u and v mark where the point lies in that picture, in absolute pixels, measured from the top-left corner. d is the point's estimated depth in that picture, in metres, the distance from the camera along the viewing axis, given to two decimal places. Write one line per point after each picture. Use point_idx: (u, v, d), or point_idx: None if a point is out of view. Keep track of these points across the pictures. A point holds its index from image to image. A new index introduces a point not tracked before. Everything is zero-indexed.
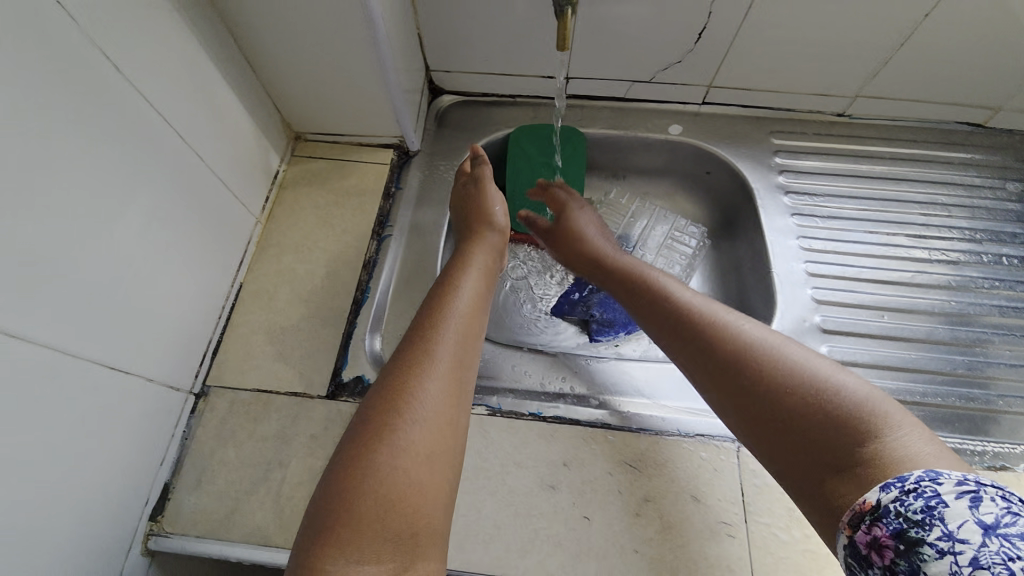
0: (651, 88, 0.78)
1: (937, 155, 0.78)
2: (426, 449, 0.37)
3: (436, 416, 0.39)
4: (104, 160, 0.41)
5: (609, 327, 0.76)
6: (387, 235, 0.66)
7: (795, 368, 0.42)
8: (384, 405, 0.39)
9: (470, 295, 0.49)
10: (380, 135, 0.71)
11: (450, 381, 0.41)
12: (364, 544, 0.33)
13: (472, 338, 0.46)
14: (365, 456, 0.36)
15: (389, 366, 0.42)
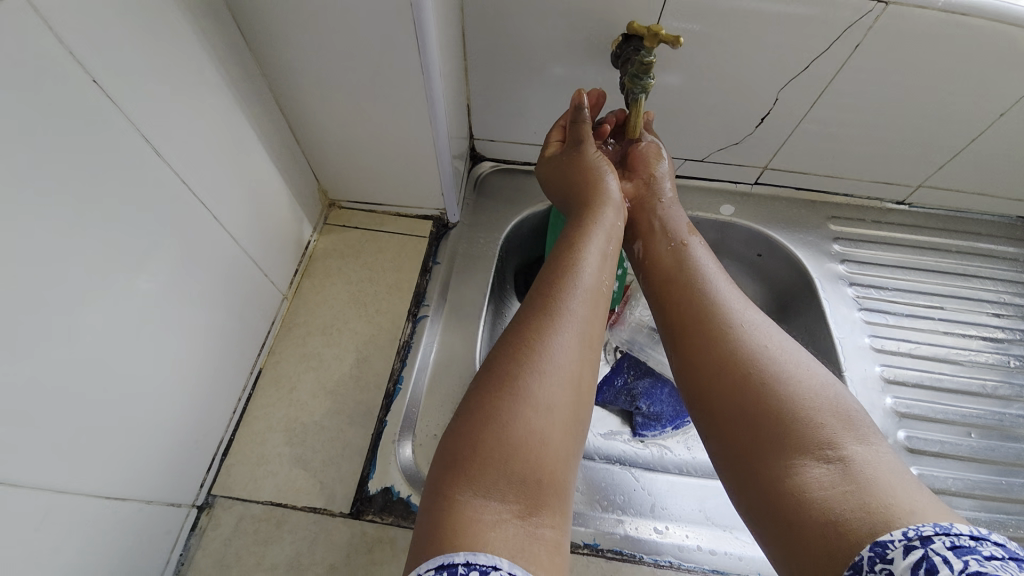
0: (703, 167, 0.75)
1: (1001, 252, 0.74)
2: (555, 403, 0.37)
3: (566, 369, 0.39)
4: (124, 252, 0.36)
5: (655, 421, 0.68)
6: (422, 316, 0.60)
7: (791, 380, 0.39)
8: (516, 353, 0.39)
9: (598, 262, 0.48)
10: (419, 207, 0.66)
11: (581, 342, 0.41)
12: (488, 479, 0.34)
13: (598, 305, 0.45)
14: (495, 404, 0.36)
15: (524, 315, 0.43)
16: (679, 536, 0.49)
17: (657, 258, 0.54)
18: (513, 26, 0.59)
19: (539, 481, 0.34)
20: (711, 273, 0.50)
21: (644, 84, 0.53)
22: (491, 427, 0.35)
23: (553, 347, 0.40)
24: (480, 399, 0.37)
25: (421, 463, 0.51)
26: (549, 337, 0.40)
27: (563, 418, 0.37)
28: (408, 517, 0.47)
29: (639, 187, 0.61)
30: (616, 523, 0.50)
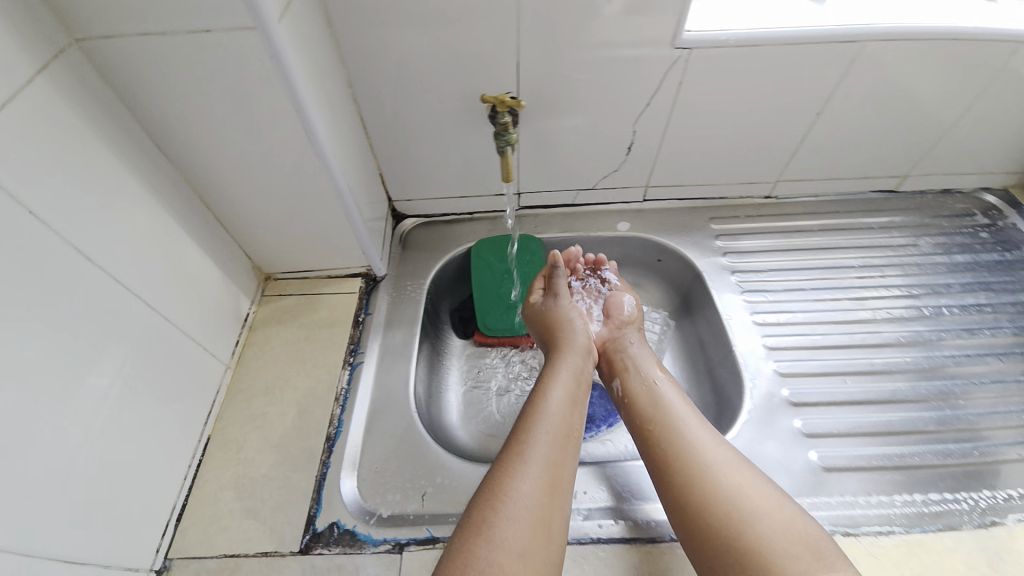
0: (595, 193, 0.86)
1: (860, 222, 0.85)
2: (525, 541, 0.46)
3: (535, 508, 0.48)
4: (66, 342, 0.42)
5: (589, 423, 0.74)
6: (357, 362, 0.67)
7: (762, 543, 0.47)
8: (491, 497, 0.48)
9: (565, 398, 0.58)
10: (347, 266, 0.75)
11: (549, 482, 0.50)
12: None
13: (569, 445, 0.54)
14: (473, 547, 0.45)
15: (501, 461, 0.52)
16: None
17: (633, 396, 0.63)
18: (401, 102, 0.70)
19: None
20: (680, 409, 0.59)
21: (508, 139, 0.66)
22: (479, 568, 0.43)
23: (517, 489, 0.48)
24: (464, 546, 0.45)
25: (364, 495, 0.56)
26: (518, 482, 0.49)
27: (532, 550, 0.46)
28: (354, 544, 0.52)
29: (612, 329, 0.72)
30: None
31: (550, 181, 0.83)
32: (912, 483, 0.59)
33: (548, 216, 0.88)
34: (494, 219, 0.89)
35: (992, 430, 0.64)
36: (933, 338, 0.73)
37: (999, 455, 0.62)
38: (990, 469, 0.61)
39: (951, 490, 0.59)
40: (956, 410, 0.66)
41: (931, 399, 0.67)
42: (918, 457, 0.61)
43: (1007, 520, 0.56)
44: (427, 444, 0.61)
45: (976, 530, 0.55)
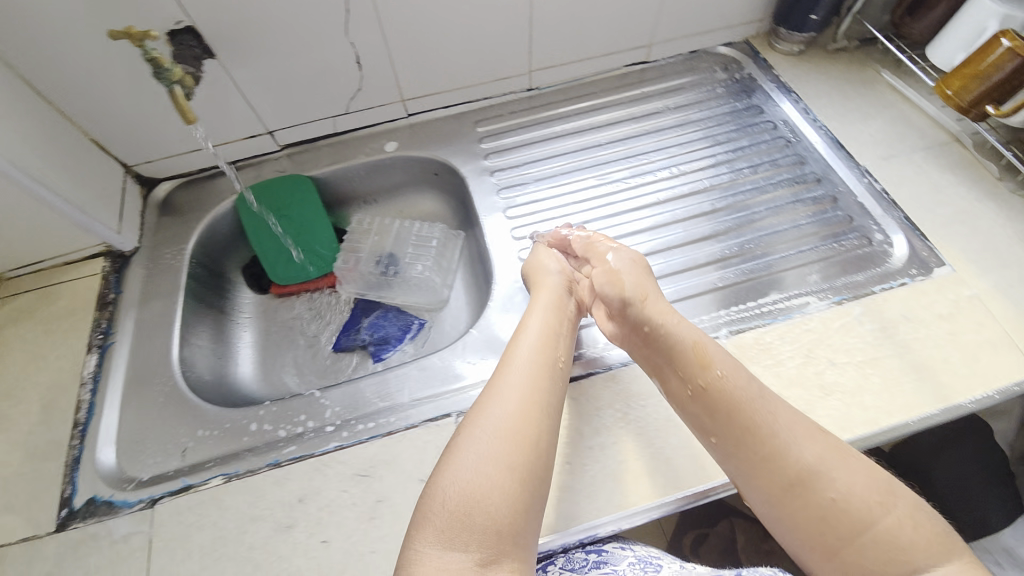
0: (353, 118, 0.82)
1: (612, 100, 0.87)
2: (505, 462, 0.48)
3: (498, 436, 0.49)
4: None
5: (386, 344, 0.79)
6: (109, 344, 0.66)
7: (850, 488, 0.46)
8: (458, 438, 0.50)
9: (558, 323, 0.59)
10: (83, 248, 0.71)
11: (521, 405, 0.51)
12: (448, 535, 0.44)
13: (554, 365, 0.55)
14: (434, 476, 0.48)
15: (483, 394, 0.53)
16: (351, 424, 0.58)
17: (623, 338, 0.58)
18: (69, 57, 0.64)
19: (504, 528, 0.45)
20: (689, 355, 0.54)
21: (174, 76, 0.60)
22: (445, 500, 0.46)
23: (487, 415, 0.51)
24: (438, 473, 0.48)
25: (124, 464, 0.59)
26: (484, 411, 0.51)
27: (512, 471, 0.47)
28: (111, 509, 0.55)
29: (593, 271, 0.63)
30: (295, 438, 0.58)
31: (296, 113, 0.79)
32: (708, 304, 0.66)
33: (314, 152, 0.84)
34: (259, 164, 0.83)
35: (779, 244, 0.70)
36: (664, 197, 0.76)
37: (778, 265, 0.69)
38: (776, 277, 0.67)
39: (739, 302, 0.65)
40: (753, 232, 0.72)
41: (732, 229, 0.73)
42: (727, 278, 0.68)
43: (782, 317, 0.63)
44: (190, 402, 0.63)
45: (758, 329, 0.62)
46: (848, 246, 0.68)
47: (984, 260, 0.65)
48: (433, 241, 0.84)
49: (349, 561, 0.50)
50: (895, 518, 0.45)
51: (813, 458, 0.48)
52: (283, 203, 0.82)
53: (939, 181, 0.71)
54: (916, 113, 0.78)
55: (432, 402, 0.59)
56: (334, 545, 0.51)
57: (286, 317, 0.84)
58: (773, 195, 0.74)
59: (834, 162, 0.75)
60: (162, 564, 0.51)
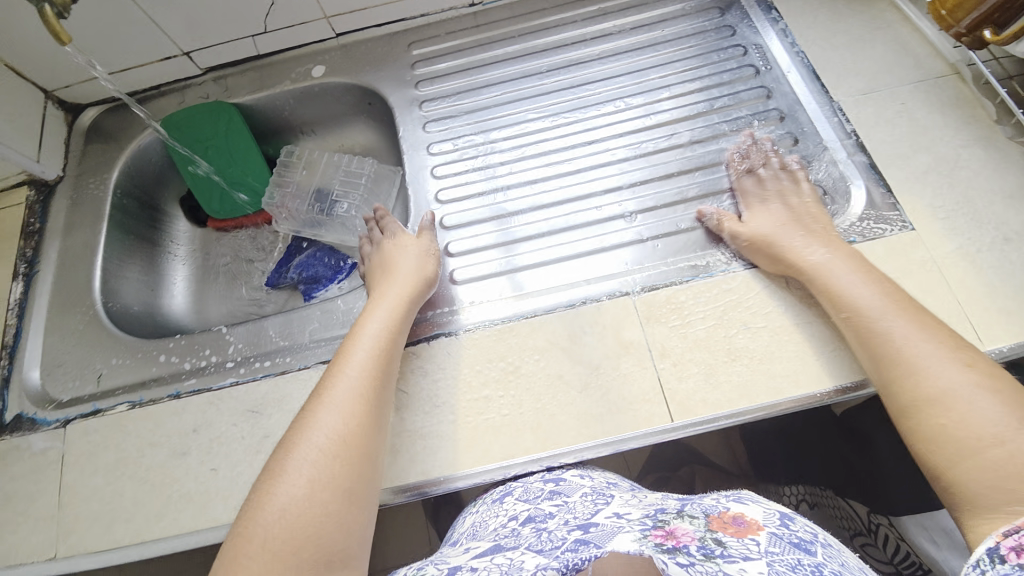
0: (275, 38, 0.77)
1: (566, 17, 0.76)
2: (333, 474, 0.43)
3: (333, 446, 0.44)
4: None
5: (316, 283, 0.78)
6: (34, 273, 0.68)
7: (922, 369, 0.44)
8: (281, 458, 0.44)
9: (390, 326, 0.53)
10: (6, 176, 0.71)
11: (355, 411, 0.46)
12: (284, 557, 0.39)
13: (387, 360, 0.51)
14: (274, 483, 0.42)
15: (308, 406, 0.47)
16: (249, 362, 0.59)
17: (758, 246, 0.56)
18: None
19: (324, 547, 0.40)
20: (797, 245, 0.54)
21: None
22: (269, 525, 0.40)
23: (327, 419, 0.45)
24: (270, 479, 0.43)
25: (47, 386, 0.62)
26: (319, 419, 0.45)
27: (338, 488, 0.42)
28: (31, 426, 0.59)
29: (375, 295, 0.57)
30: (196, 372, 0.60)
31: (212, 32, 0.74)
32: (664, 250, 0.61)
33: (240, 76, 0.80)
34: (184, 88, 0.80)
35: (762, 183, 0.62)
36: (603, 134, 0.68)
37: (760, 206, 0.61)
38: (748, 220, 0.60)
39: (698, 249, 0.59)
40: (737, 168, 0.64)
41: (710, 164, 0.65)
42: (692, 220, 0.62)
43: (737, 266, 0.57)
44: (108, 331, 0.65)
45: (718, 276, 0.57)
46: (799, 197, 0.61)
47: (953, 217, 0.56)
48: (363, 177, 0.80)
49: (233, 489, 0.52)
50: (973, 404, 0.42)
51: (880, 333, 0.47)
52: (210, 132, 0.78)
53: (922, 121, 0.61)
54: (915, 38, 0.65)
55: (329, 344, 0.59)
56: (221, 472, 0.53)
57: (223, 251, 0.84)
58: (727, 134, 0.66)
59: (805, 96, 0.65)
60: (70, 480, 0.55)
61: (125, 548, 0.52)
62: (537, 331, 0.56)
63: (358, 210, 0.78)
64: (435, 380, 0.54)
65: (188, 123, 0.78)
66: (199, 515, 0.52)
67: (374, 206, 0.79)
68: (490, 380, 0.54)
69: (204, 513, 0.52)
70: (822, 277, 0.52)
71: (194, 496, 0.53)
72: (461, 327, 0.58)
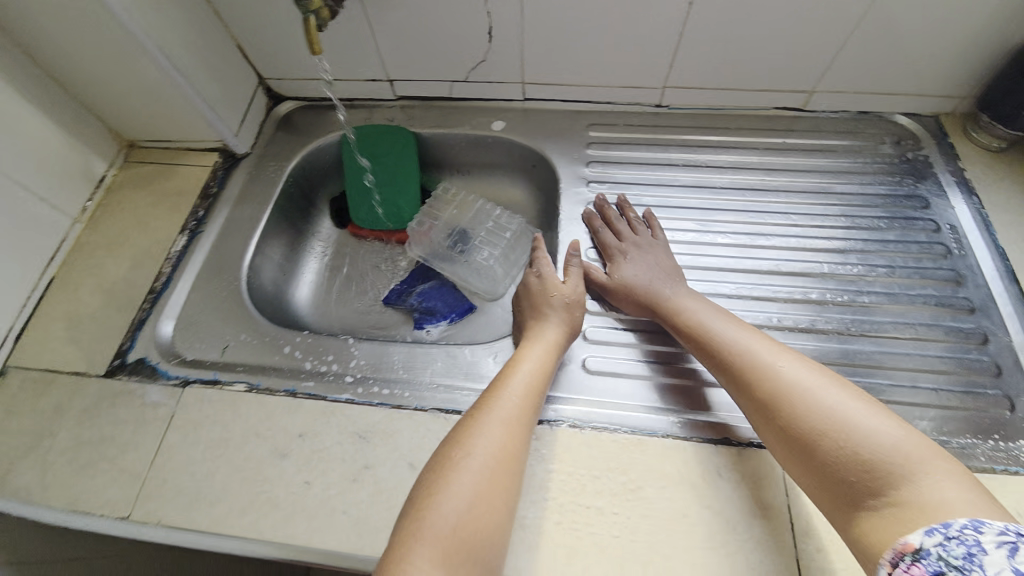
0: (470, 88, 0.81)
1: (749, 141, 0.78)
2: (499, 491, 0.45)
3: (493, 462, 0.46)
4: None
5: (430, 315, 0.79)
6: (199, 231, 0.71)
7: (813, 408, 0.46)
8: (439, 468, 0.45)
9: (545, 359, 0.56)
10: (203, 140, 0.76)
11: (512, 433, 0.49)
12: (448, 560, 0.40)
13: (538, 389, 0.53)
14: (438, 486, 0.44)
15: (461, 424, 0.49)
16: (368, 382, 0.59)
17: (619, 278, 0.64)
18: None
19: (479, 554, 0.42)
20: (726, 329, 0.56)
21: (308, 7, 0.62)
22: (439, 527, 0.41)
23: (490, 432, 0.48)
24: (431, 480, 0.45)
25: (176, 339, 0.64)
26: (481, 436, 0.47)
27: (495, 501, 0.45)
28: (150, 375, 0.60)
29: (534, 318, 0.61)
30: (316, 375, 0.60)
31: (419, 70, 0.78)
32: None
33: (426, 109, 0.84)
34: (373, 107, 0.86)
35: (925, 371, 0.58)
36: (771, 268, 0.67)
37: (923, 394, 0.57)
38: (906, 406, 0.56)
39: None
40: (901, 348, 0.60)
41: (866, 333, 0.61)
42: None
43: None
44: (243, 307, 0.67)
45: None
46: (981, 402, 0.56)
47: None
48: (507, 232, 0.83)
49: (320, 511, 0.51)
50: (928, 475, 0.40)
51: (752, 366, 0.52)
52: (385, 151, 0.84)
53: None
54: None
55: (448, 393, 0.58)
56: (313, 487, 0.52)
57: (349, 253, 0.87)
58: (907, 308, 0.63)
59: (1000, 295, 0.62)
60: (169, 444, 0.55)
61: (199, 533, 0.51)
62: (666, 456, 0.52)
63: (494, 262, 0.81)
64: (546, 469, 0.52)
65: (368, 136, 0.83)
66: (279, 526, 0.51)
67: (509, 262, 0.81)
68: (604, 491, 0.51)
69: (285, 527, 0.51)
70: (728, 344, 0.54)
71: (280, 503, 0.52)
72: (580, 420, 0.55)
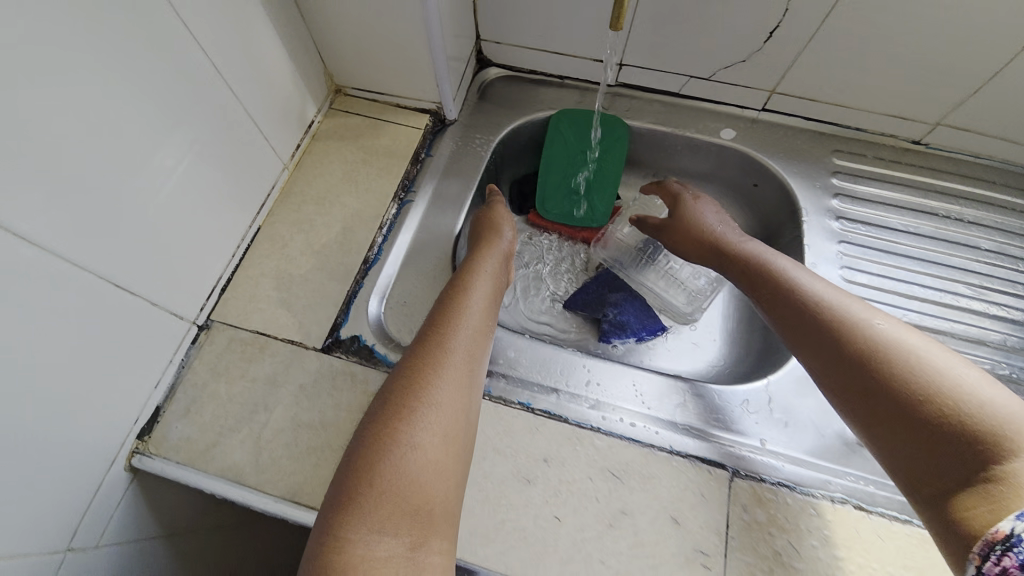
0: (707, 88, 0.73)
1: (1016, 202, 0.69)
2: (438, 443, 0.42)
3: (411, 410, 0.42)
4: (144, 79, 0.42)
5: (620, 330, 0.71)
6: (408, 200, 0.65)
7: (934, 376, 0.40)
8: (396, 419, 0.42)
9: (480, 316, 0.53)
10: (419, 99, 0.69)
11: (448, 378, 0.45)
12: (393, 520, 0.37)
13: (476, 350, 0.50)
14: (389, 438, 0.41)
15: (408, 377, 0.45)
16: (609, 409, 0.53)
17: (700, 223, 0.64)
18: None
19: (429, 509, 0.39)
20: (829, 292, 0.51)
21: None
22: (412, 475, 0.39)
23: (445, 386, 0.45)
24: (384, 432, 0.41)
25: (389, 321, 0.58)
26: (436, 386, 0.44)
27: (446, 457, 0.42)
28: (369, 359, 0.54)
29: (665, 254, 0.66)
30: (551, 390, 0.54)
31: (662, 59, 0.70)
32: None
33: (646, 102, 0.76)
34: (585, 89, 0.78)
35: None
36: None
37: None
38: None
39: None
40: None
41: None
42: None
43: None
44: None
45: None
46: None
47: None
48: None
49: (575, 555, 0.45)
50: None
51: (822, 325, 0.48)
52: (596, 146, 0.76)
53: None
54: None
55: (702, 438, 0.52)
56: (565, 525, 0.46)
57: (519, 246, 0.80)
58: None
59: None
60: None
61: None
62: None
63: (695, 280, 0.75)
64: (834, 558, 0.45)
65: (582, 125, 0.76)
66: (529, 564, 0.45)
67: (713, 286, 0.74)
68: None
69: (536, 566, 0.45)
70: (820, 301, 0.50)
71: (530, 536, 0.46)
72: (851, 502, 0.48)
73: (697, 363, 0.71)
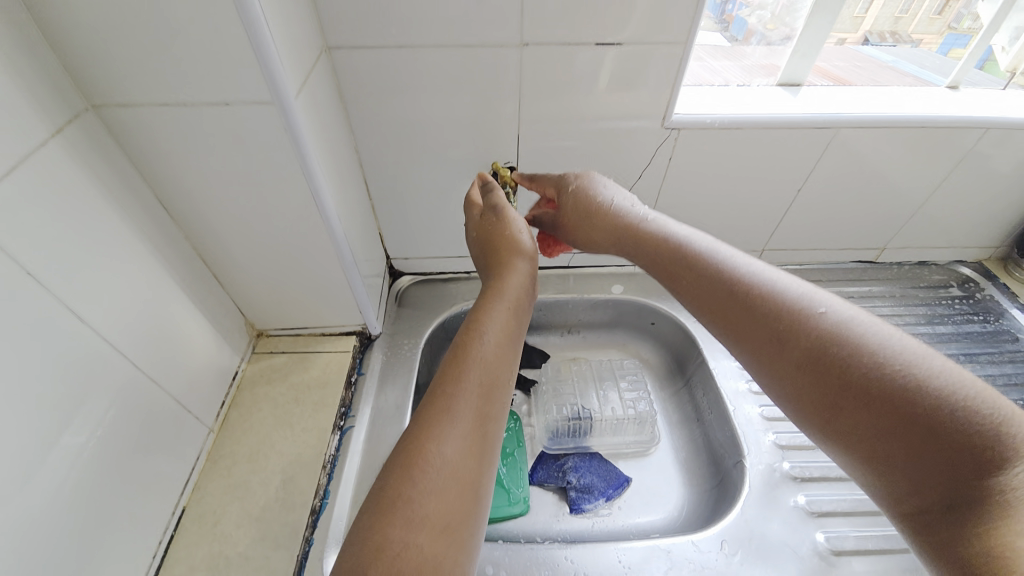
0: (589, 257, 0.88)
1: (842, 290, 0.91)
2: (440, 505, 0.38)
3: (410, 475, 0.38)
4: (70, 406, 0.41)
5: (588, 494, 0.69)
6: (348, 426, 0.65)
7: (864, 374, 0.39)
8: (399, 487, 0.38)
9: (496, 345, 0.48)
10: (342, 325, 0.73)
11: (461, 417, 0.42)
12: None
13: (492, 388, 0.45)
14: (385, 514, 0.36)
15: (415, 429, 0.41)
16: None
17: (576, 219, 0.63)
18: (403, 171, 0.73)
19: None
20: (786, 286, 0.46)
21: None
22: (398, 551, 0.35)
23: (446, 434, 0.41)
24: (376, 506, 0.37)
25: None
26: (442, 439, 0.40)
27: (454, 518, 0.38)
28: None
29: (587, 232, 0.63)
30: None
31: None
32: None
33: (543, 277, 0.88)
34: None
35: None
36: None
37: None
38: None
39: None
40: None
41: None
42: None
43: None
44: None
45: None
46: None
47: None
48: (642, 377, 0.83)
49: None
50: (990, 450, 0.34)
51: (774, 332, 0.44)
52: None
53: None
54: None
55: None
56: None
57: (539, 388, 0.82)
58: None
59: None
60: None
61: None
62: None
63: (641, 403, 0.78)
64: None
65: None
66: None
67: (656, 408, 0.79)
68: None
69: None
70: (790, 314, 0.44)
71: None
72: None
73: (670, 502, 0.70)
